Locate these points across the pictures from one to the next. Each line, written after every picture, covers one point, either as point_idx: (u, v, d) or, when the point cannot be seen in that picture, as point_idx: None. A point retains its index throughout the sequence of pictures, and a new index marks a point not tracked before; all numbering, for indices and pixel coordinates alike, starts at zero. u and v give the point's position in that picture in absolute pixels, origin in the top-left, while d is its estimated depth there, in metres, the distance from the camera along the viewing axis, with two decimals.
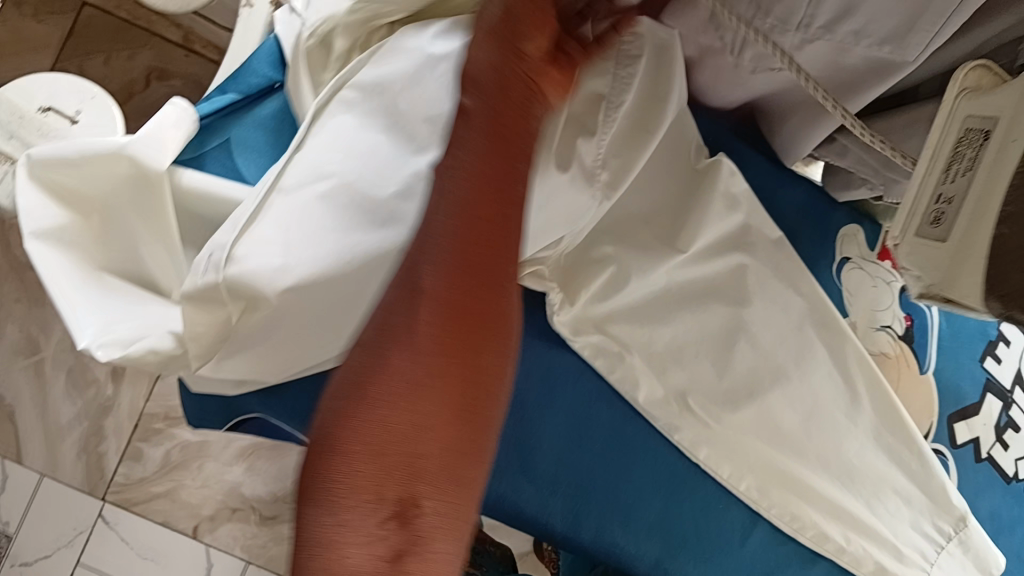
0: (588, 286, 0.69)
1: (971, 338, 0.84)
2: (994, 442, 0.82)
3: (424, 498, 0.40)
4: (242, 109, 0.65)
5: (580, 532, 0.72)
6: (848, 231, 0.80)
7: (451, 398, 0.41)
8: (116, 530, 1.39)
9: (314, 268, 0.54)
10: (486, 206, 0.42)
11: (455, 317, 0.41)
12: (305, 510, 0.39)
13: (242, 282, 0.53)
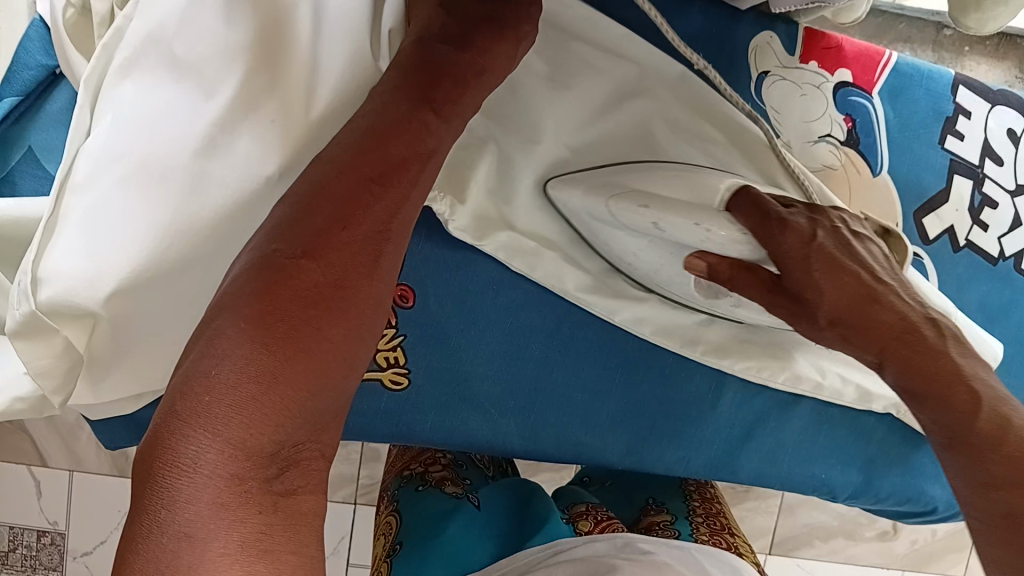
0: (475, 180, 0.61)
1: (925, 121, 0.74)
2: (971, 225, 0.75)
3: (304, 457, 0.36)
4: (30, 109, 0.65)
5: (542, 442, 0.69)
6: (759, 42, 0.69)
7: (344, 351, 0.39)
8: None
9: (129, 265, 0.50)
10: (371, 167, 0.44)
11: (346, 261, 0.40)
12: (190, 446, 0.33)
13: (56, 304, 0.49)
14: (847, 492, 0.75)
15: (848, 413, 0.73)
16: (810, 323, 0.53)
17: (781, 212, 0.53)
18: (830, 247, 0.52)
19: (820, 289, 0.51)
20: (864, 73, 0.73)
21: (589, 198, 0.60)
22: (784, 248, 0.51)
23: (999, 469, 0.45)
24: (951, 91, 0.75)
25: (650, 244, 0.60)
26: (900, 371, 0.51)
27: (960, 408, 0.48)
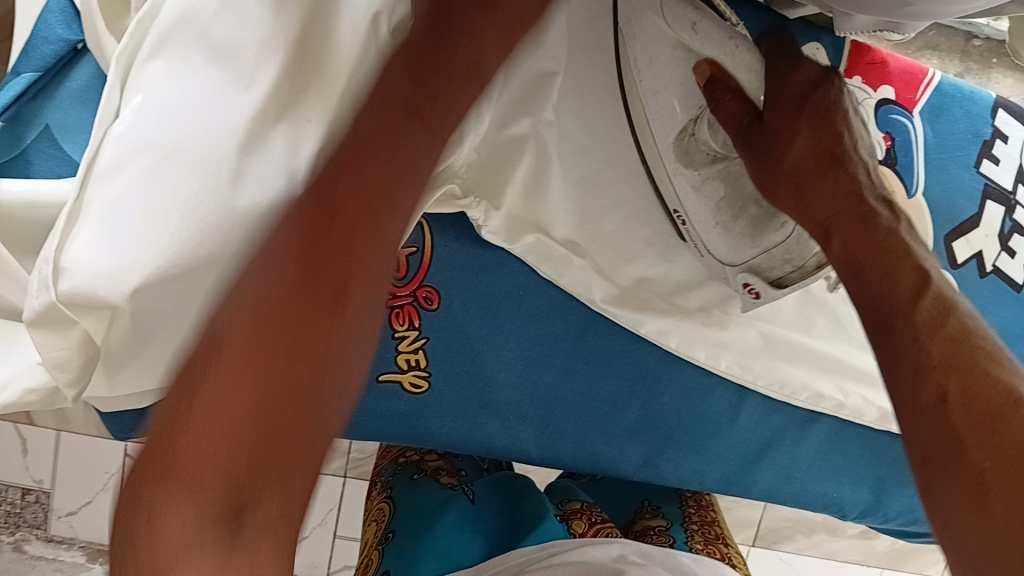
0: (511, 180, 0.60)
1: (963, 142, 0.73)
2: (999, 251, 0.74)
3: (271, 481, 0.29)
4: (50, 87, 0.59)
5: (558, 450, 0.68)
6: (809, 51, 0.66)
7: (314, 329, 0.30)
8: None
9: (156, 259, 0.46)
10: (414, 92, 0.35)
11: (352, 202, 0.32)
12: (194, 396, 0.28)
13: (81, 294, 0.45)
14: (856, 510, 0.75)
15: (864, 433, 0.73)
16: (770, 166, 0.52)
17: (797, 55, 0.53)
18: (833, 97, 0.52)
19: (795, 134, 0.51)
20: (906, 91, 0.71)
21: (656, 21, 0.56)
22: (779, 79, 0.52)
23: (940, 352, 0.46)
24: (989, 114, 0.75)
25: (670, 56, 0.56)
26: (844, 243, 0.51)
27: (899, 298, 0.48)
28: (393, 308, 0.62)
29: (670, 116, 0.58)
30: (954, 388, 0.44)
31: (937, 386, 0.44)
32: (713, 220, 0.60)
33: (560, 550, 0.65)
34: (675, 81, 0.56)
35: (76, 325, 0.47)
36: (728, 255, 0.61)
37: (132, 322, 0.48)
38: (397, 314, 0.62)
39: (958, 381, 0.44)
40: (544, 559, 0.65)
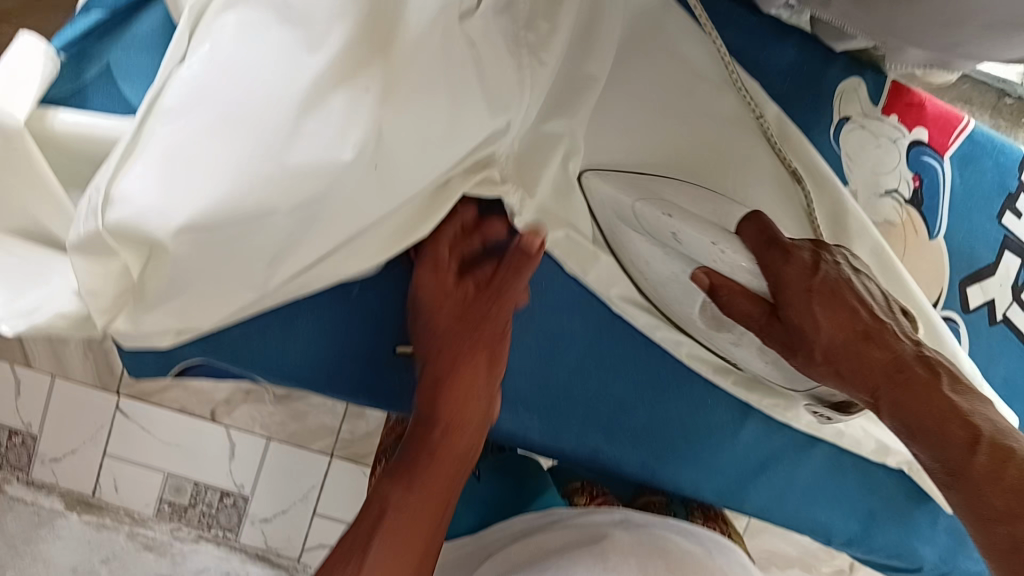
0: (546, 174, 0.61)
1: (988, 193, 0.75)
2: (1011, 302, 0.76)
3: None
4: (115, 30, 0.60)
5: (561, 443, 0.68)
6: (847, 85, 0.69)
7: None
8: (134, 422, 1.23)
9: (205, 202, 0.46)
10: None
11: None
12: None
13: (127, 226, 0.46)
14: (842, 538, 0.76)
15: (860, 462, 0.74)
16: (806, 358, 0.55)
17: (785, 243, 0.55)
18: (833, 276, 0.54)
19: (816, 320, 0.52)
20: (939, 134, 0.73)
21: (619, 195, 0.61)
22: (785, 276, 0.53)
23: (1005, 501, 0.46)
24: (1017, 168, 0.76)
25: (665, 254, 0.61)
26: (892, 410, 0.52)
27: (953, 449, 0.49)
28: None
29: (688, 297, 0.63)
30: None
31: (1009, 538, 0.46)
32: (764, 360, 0.64)
33: (559, 516, 0.70)
34: (676, 272, 0.61)
35: (117, 255, 0.47)
36: (786, 381, 0.65)
37: (170, 262, 0.48)
38: None
39: None
40: (541, 526, 0.70)
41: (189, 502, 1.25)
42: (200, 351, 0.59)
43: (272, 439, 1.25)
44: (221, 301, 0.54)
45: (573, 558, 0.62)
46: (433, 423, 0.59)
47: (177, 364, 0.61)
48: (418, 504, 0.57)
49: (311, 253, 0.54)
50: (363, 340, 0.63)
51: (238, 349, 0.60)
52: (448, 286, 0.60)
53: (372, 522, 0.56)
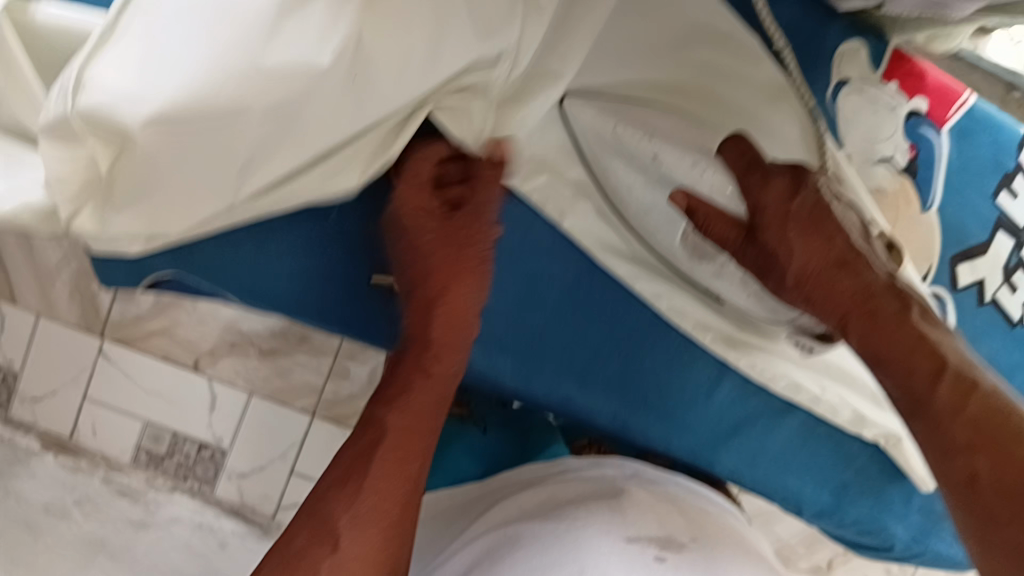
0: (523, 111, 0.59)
1: (982, 168, 0.74)
2: (1000, 283, 0.74)
3: None
4: None
5: (533, 387, 0.67)
6: (847, 48, 0.66)
7: None
8: (117, 366, 1.18)
9: (174, 94, 0.45)
10: None
11: None
12: None
13: (95, 112, 0.45)
14: (813, 509, 0.76)
15: (835, 433, 0.73)
16: (778, 282, 0.58)
17: (767, 166, 0.57)
18: (814, 200, 0.56)
19: (792, 248, 0.56)
20: (938, 107, 0.72)
21: (600, 119, 0.62)
22: (763, 201, 0.56)
23: (964, 436, 0.53)
24: (1015, 147, 0.75)
25: (646, 181, 0.63)
26: (861, 337, 0.57)
27: (920, 384, 0.55)
28: None
29: (667, 227, 0.64)
30: (985, 467, 0.52)
31: (967, 469, 0.53)
32: (746, 294, 0.65)
33: (570, 469, 0.68)
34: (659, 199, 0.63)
35: (86, 141, 0.46)
36: (772, 315, 0.66)
37: (139, 155, 0.47)
38: None
39: (989, 461, 0.52)
40: (558, 476, 0.67)
41: (167, 452, 1.19)
42: (171, 262, 0.59)
43: (255, 393, 1.17)
44: (191, 207, 0.52)
45: (587, 507, 0.60)
46: (413, 373, 0.57)
47: (146, 275, 0.60)
48: (391, 455, 0.55)
49: (285, 165, 0.52)
50: (337, 266, 0.62)
51: (208, 262, 0.59)
52: (433, 226, 0.55)
53: (343, 478, 0.55)
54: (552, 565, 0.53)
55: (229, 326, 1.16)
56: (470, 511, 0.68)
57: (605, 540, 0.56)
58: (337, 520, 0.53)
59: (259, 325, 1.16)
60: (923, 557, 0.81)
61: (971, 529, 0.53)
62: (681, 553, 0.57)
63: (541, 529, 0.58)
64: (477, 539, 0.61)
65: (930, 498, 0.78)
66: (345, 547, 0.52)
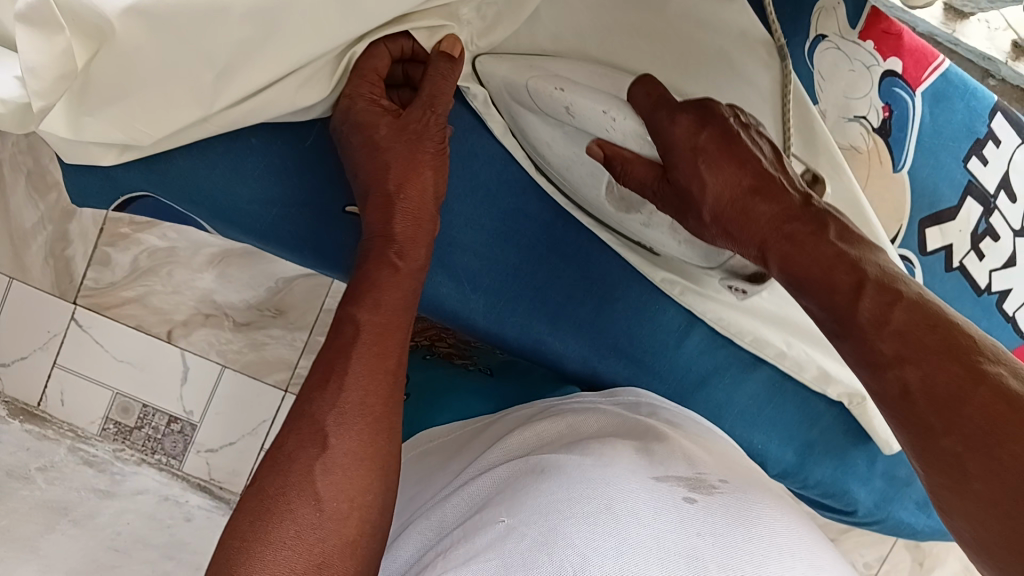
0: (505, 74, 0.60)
1: (957, 135, 0.75)
2: (968, 250, 0.76)
3: None
4: None
5: (505, 328, 0.67)
6: (826, 4, 0.67)
7: None
8: (89, 334, 1.13)
9: None
10: None
11: None
12: None
13: (75, 2, 0.45)
14: (777, 469, 0.76)
15: (802, 392, 0.74)
16: (696, 217, 0.52)
17: (673, 102, 0.52)
18: (724, 131, 0.51)
19: (703, 181, 0.50)
20: (914, 69, 0.73)
21: (513, 75, 0.58)
22: (671, 138, 0.51)
23: (891, 347, 0.44)
24: (989, 115, 0.76)
25: (565, 134, 0.59)
26: (780, 264, 0.49)
27: (843, 300, 0.46)
28: None
29: (590, 182, 0.61)
30: (914, 377, 0.43)
31: (897, 380, 0.44)
32: (676, 240, 0.60)
33: (581, 399, 0.68)
34: (571, 151, 0.59)
35: (65, 33, 0.45)
36: (705, 262, 0.61)
37: (116, 52, 0.47)
38: None
39: (915, 372, 0.43)
40: (575, 407, 0.66)
41: (135, 425, 1.15)
42: (144, 179, 0.58)
43: (228, 367, 1.15)
44: (163, 115, 0.52)
45: (614, 446, 0.57)
46: (381, 265, 0.56)
47: (120, 194, 0.60)
48: (377, 360, 0.54)
49: (262, 77, 0.52)
50: (311, 195, 0.62)
51: (184, 181, 0.59)
52: (383, 122, 0.56)
53: (324, 380, 0.52)
54: (575, 494, 0.50)
55: (204, 297, 1.12)
56: (477, 440, 0.66)
57: (635, 478, 0.53)
58: (332, 416, 0.51)
59: (236, 298, 1.13)
60: (884, 526, 0.81)
61: (923, 460, 0.44)
62: (712, 495, 0.53)
63: (567, 461, 0.55)
64: (496, 466, 0.58)
65: (896, 465, 0.79)
66: (341, 433, 0.50)
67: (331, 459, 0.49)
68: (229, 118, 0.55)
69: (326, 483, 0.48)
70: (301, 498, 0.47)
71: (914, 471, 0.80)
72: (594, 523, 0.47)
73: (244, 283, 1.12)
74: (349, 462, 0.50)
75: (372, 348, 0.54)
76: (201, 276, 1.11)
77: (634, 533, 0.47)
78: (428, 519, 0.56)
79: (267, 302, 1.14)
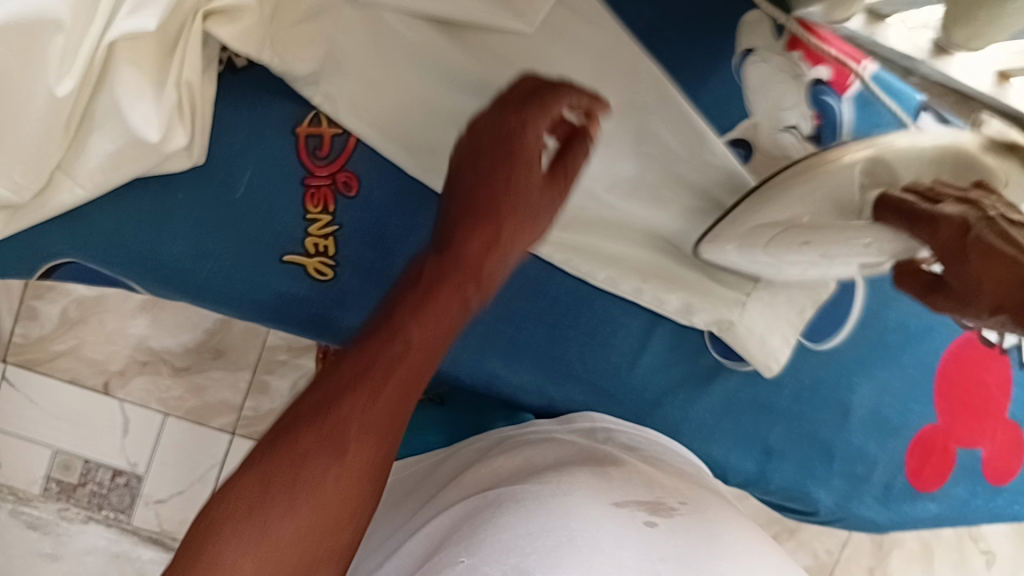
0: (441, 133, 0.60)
1: (886, 134, 0.76)
2: None
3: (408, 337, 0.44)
4: None
5: (457, 365, 0.67)
6: (751, 17, 0.68)
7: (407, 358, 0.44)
8: (20, 393, 1.01)
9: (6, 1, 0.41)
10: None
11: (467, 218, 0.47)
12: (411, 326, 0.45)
13: None
14: (738, 477, 0.76)
15: (752, 403, 0.75)
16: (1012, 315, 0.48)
17: (927, 209, 0.51)
18: (985, 239, 0.48)
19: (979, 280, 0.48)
20: (839, 75, 0.74)
21: (745, 243, 0.63)
22: (938, 245, 0.50)
23: None
24: (915, 114, 0.78)
25: (815, 261, 0.61)
26: None
27: None
28: (309, 186, 0.60)
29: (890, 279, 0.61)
30: None
31: None
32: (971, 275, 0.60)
33: (539, 426, 0.67)
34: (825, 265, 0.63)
35: None
36: None
37: None
38: (313, 194, 0.61)
39: None
40: (531, 439, 0.65)
41: (78, 482, 1.03)
42: (70, 247, 0.57)
43: (170, 415, 1.04)
44: (43, 158, 0.49)
45: (572, 473, 0.57)
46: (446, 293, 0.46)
47: (41, 263, 0.58)
48: (355, 426, 0.42)
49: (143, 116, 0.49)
50: (245, 245, 0.60)
51: (114, 249, 0.58)
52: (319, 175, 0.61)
53: (307, 416, 0.42)
54: (537, 527, 0.50)
55: (138, 344, 1.02)
56: (435, 477, 0.66)
57: (592, 504, 0.53)
58: (286, 442, 0.42)
59: (171, 341, 1.03)
60: (848, 522, 0.81)
61: None
62: (672, 518, 0.54)
63: (523, 490, 0.55)
64: (452, 507, 0.57)
65: (853, 463, 0.79)
66: (344, 474, 0.42)
67: (279, 527, 0.40)
68: (113, 160, 0.51)
69: (276, 521, 0.40)
70: (228, 543, 0.40)
71: (870, 467, 0.80)
72: (556, 558, 0.47)
73: (179, 324, 1.03)
74: (292, 529, 0.41)
75: (336, 422, 0.42)
76: (134, 320, 1.02)
77: (600, 564, 0.47)
78: (387, 567, 0.54)
79: (207, 345, 1.04)
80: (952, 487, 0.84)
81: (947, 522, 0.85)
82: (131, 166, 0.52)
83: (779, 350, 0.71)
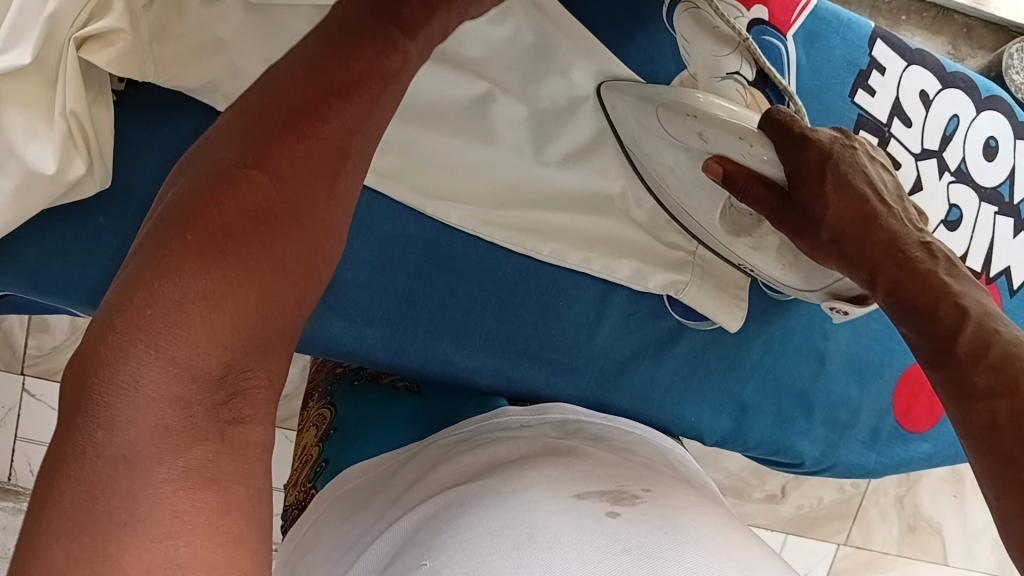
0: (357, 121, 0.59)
1: (838, 71, 0.73)
2: None
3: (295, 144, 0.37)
4: None
5: (407, 356, 0.65)
6: None
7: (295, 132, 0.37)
8: (43, 402, 0.99)
9: None
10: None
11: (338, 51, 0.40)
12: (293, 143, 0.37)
13: None
14: (715, 437, 0.74)
15: (721, 359, 0.73)
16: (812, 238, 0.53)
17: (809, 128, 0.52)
18: (843, 165, 0.51)
19: (827, 202, 0.51)
20: (782, 14, 0.69)
21: (638, 106, 0.60)
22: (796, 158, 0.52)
23: (986, 379, 0.42)
24: (869, 44, 0.75)
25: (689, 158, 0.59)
26: (888, 289, 0.49)
27: (945, 318, 0.46)
28: None
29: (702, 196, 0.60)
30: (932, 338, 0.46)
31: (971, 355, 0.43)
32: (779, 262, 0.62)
33: (509, 417, 0.64)
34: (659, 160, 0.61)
35: None
36: (805, 285, 0.64)
37: None
38: None
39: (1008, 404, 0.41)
40: (496, 435, 0.61)
41: None
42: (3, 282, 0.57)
43: None
44: None
45: (536, 468, 0.55)
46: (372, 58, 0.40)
47: None
48: (335, 147, 0.38)
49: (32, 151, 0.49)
50: None
51: (50, 279, 0.57)
52: None
53: (285, 119, 0.37)
54: (497, 526, 0.47)
55: None
56: (397, 476, 0.61)
57: (554, 499, 0.50)
58: (249, 175, 0.36)
59: None
60: (836, 470, 0.80)
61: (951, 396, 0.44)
62: (635, 506, 0.51)
63: (484, 489, 0.52)
64: (414, 507, 0.54)
65: (835, 410, 0.77)
66: (167, 364, 0.32)
67: (274, 260, 0.35)
68: (16, 197, 0.49)
69: (171, 292, 0.32)
70: (199, 269, 0.33)
71: (855, 413, 0.78)
72: (517, 556, 0.44)
73: None
74: (191, 347, 0.32)
75: (341, 138, 0.39)
76: None
77: (562, 558, 0.44)
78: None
79: None
80: (944, 424, 0.82)
81: (940, 463, 0.83)
82: (37, 203, 0.51)
83: (738, 305, 0.71)
